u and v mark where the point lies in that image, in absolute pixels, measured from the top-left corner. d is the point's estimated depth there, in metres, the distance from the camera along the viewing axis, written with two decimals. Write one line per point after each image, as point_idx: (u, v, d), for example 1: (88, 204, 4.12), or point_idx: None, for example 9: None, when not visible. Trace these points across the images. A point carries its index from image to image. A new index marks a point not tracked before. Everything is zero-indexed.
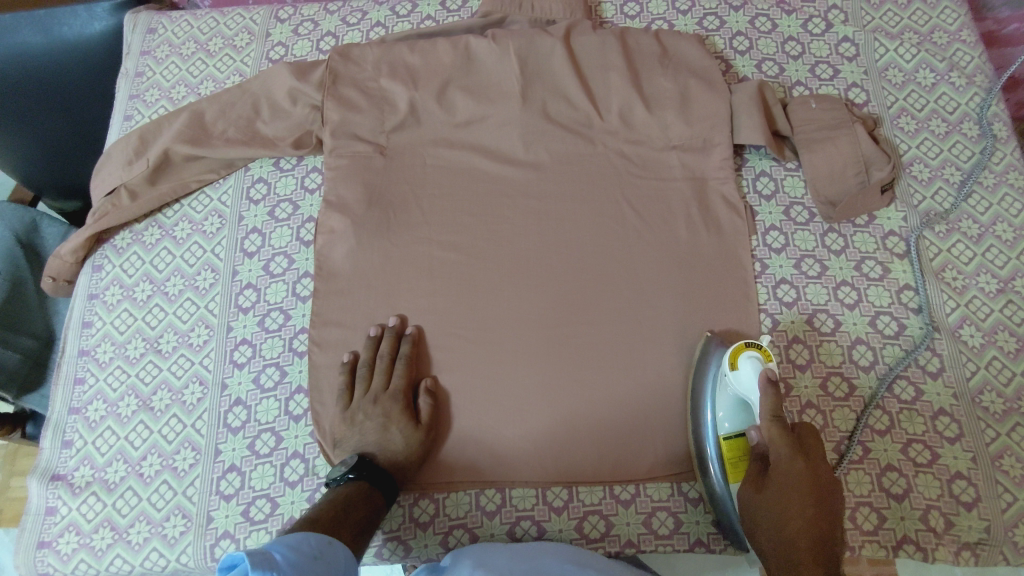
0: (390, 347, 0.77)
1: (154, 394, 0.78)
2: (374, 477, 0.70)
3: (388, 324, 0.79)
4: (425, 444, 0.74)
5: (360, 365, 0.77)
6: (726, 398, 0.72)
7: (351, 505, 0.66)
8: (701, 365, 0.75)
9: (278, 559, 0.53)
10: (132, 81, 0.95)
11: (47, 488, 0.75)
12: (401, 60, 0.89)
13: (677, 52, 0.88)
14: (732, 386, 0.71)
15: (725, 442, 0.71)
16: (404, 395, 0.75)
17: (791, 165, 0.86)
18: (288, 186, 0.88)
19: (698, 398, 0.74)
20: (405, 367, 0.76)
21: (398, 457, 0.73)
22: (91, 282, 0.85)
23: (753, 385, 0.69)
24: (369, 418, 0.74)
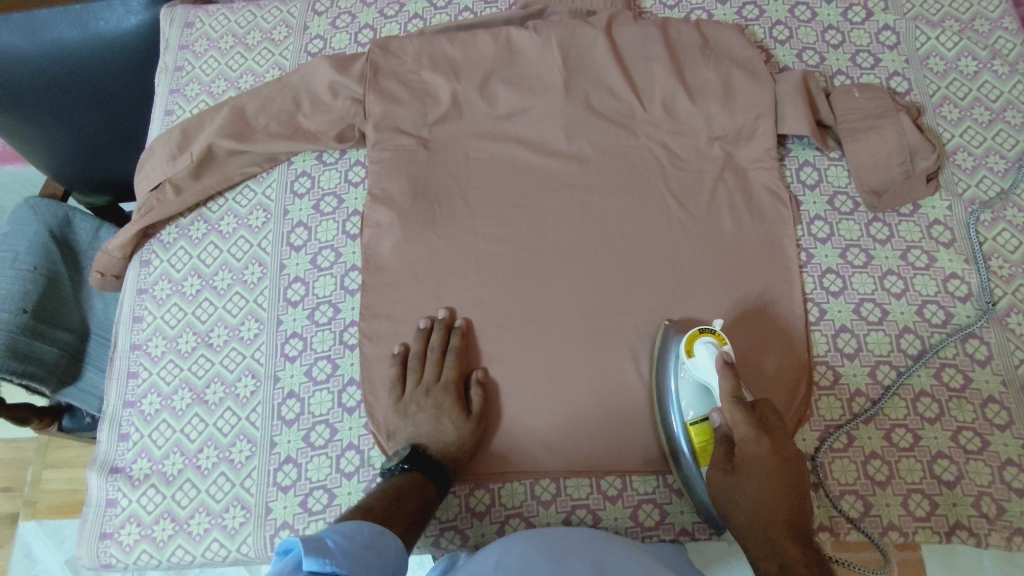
0: (441, 339, 0.78)
1: (207, 387, 0.79)
2: (426, 469, 0.71)
3: (438, 317, 0.80)
4: (477, 434, 0.75)
5: (411, 357, 0.78)
6: (687, 385, 0.73)
7: (404, 495, 0.67)
8: (664, 354, 0.76)
9: (331, 545, 0.54)
10: (171, 75, 0.95)
11: (107, 480, 0.76)
12: (442, 53, 0.89)
13: (720, 42, 0.88)
14: (691, 373, 0.73)
15: (692, 428, 0.72)
16: (455, 387, 0.76)
17: (834, 155, 0.86)
18: (332, 180, 0.88)
19: (663, 388, 0.75)
20: (456, 359, 0.77)
21: (451, 448, 0.74)
22: (140, 277, 0.86)
23: (710, 369, 0.71)
24: (421, 409, 0.75)
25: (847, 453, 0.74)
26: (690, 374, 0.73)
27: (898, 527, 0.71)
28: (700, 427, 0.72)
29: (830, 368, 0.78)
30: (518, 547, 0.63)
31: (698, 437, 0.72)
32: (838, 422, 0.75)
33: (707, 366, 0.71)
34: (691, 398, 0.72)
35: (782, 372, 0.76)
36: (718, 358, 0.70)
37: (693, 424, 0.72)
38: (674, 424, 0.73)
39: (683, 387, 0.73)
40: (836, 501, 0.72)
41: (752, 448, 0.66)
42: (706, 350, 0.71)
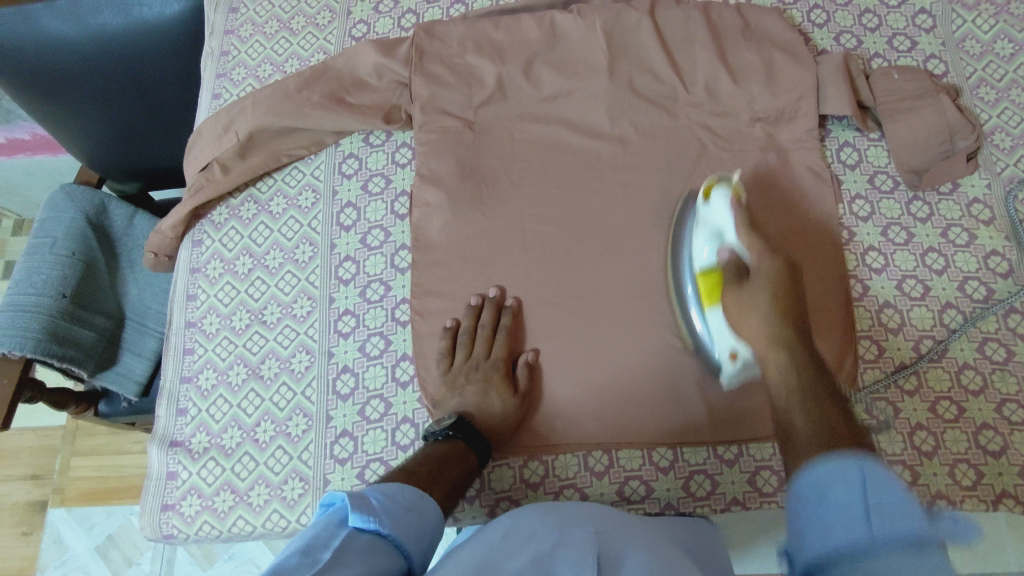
0: (492, 317, 0.79)
1: (262, 363, 0.81)
2: (469, 438, 0.72)
3: (489, 294, 0.81)
4: (521, 410, 0.77)
5: (462, 332, 0.79)
6: (702, 233, 0.76)
7: (447, 463, 0.68)
8: (683, 215, 0.81)
9: (374, 505, 0.54)
10: (217, 60, 0.96)
11: (167, 454, 0.78)
12: (487, 36, 0.90)
13: (760, 25, 0.90)
14: (706, 221, 0.76)
15: (701, 275, 0.75)
16: (504, 364, 0.78)
17: (874, 135, 0.88)
18: (379, 161, 0.90)
19: (680, 240, 0.80)
20: (506, 338, 0.79)
21: (496, 421, 0.75)
22: (192, 256, 0.87)
23: (726, 214, 0.75)
24: (470, 382, 0.77)
25: (893, 424, 0.76)
26: (707, 220, 0.76)
27: (946, 495, 0.73)
28: (708, 274, 0.74)
29: (874, 343, 0.79)
30: (530, 524, 0.60)
31: (706, 281, 0.74)
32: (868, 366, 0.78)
33: (719, 211, 0.76)
34: (704, 242, 0.76)
35: (799, 233, 0.82)
36: (733, 204, 0.75)
37: (701, 270, 0.75)
38: (684, 272, 0.78)
39: (697, 229, 0.77)
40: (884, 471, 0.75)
41: (764, 264, 0.71)
42: (722, 196, 0.76)
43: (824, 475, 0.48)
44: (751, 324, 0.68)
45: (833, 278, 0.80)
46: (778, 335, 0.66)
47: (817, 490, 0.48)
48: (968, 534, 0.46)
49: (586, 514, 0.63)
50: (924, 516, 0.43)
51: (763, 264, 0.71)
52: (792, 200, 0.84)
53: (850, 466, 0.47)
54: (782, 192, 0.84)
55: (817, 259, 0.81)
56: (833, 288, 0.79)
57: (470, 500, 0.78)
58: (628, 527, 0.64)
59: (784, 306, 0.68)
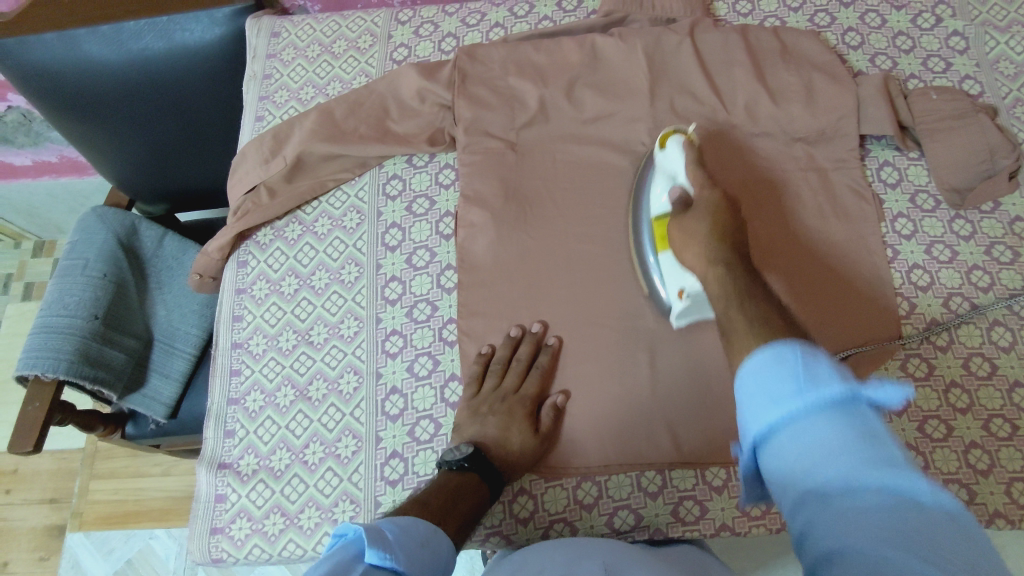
0: (529, 352, 0.79)
1: (310, 384, 0.81)
2: (484, 473, 0.71)
3: (531, 328, 0.81)
4: (540, 450, 0.76)
5: (495, 361, 0.79)
6: (660, 177, 0.78)
7: (461, 496, 0.68)
8: (645, 168, 0.84)
9: (391, 538, 0.54)
10: (261, 83, 0.98)
11: (216, 476, 0.77)
12: (528, 59, 0.92)
13: (798, 48, 0.91)
14: (663, 166, 0.79)
15: (656, 220, 0.77)
16: (531, 402, 0.77)
17: (913, 154, 0.89)
18: (423, 183, 0.90)
19: (641, 186, 0.82)
20: (539, 377, 0.78)
21: (512, 457, 0.74)
22: (237, 278, 0.88)
23: (678, 157, 0.77)
24: (493, 412, 0.76)
25: (947, 442, 0.76)
26: (664, 165, 0.79)
27: (1004, 514, 0.73)
28: (660, 218, 0.77)
29: (924, 361, 0.79)
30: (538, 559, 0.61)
31: (659, 225, 0.77)
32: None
33: (674, 154, 0.78)
34: (660, 187, 0.78)
35: (751, 187, 0.85)
36: (686, 150, 0.77)
37: (657, 217, 0.77)
38: (643, 218, 0.80)
39: (655, 175, 0.79)
40: None
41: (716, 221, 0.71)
42: (677, 143, 0.78)
43: (758, 372, 0.46)
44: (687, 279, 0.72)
45: (812, 258, 0.82)
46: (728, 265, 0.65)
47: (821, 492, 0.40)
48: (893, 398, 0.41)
49: (594, 547, 0.64)
50: (855, 377, 0.43)
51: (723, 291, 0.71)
52: (835, 217, 0.85)
53: (784, 363, 0.45)
54: (730, 149, 0.87)
55: (766, 217, 0.84)
56: (797, 245, 0.83)
57: (524, 521, 0.76)
58: (636, 557, 0.64)
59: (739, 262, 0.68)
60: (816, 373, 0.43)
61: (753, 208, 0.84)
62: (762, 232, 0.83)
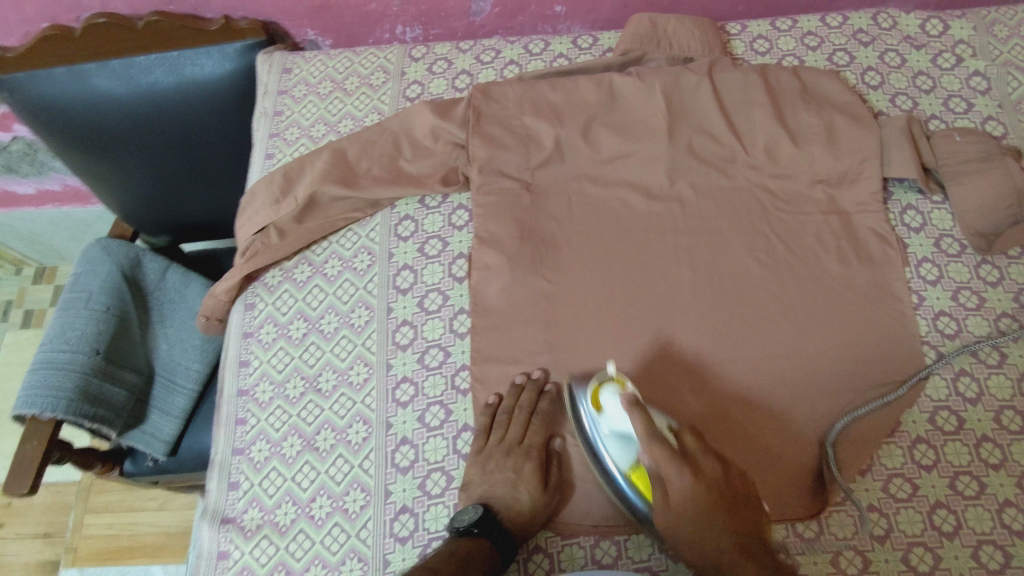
0: (532, 400, 0.76)
1: (318, 434, 0.78)
2: (496, 538, 0.68)
3: (533, 375, 0.78)
4: (552, 505, 0.73)
5: (502, 411, 0.76)
6: (612, 447, 0.69)
7: (471, 562, 0.64)
8: (581, 422, 0.73)
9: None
10: (271, 120, 0.96)
11: (219, 531, 0.74)
12: (544, 98, 0.90)
13: (819, 89, 0.90)
14: (605, 426, 0.70)
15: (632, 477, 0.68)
16: (536, 453, 0.75)
17: (937, 198, 0.87)
18: (436, 224, 0.88)
19: (592, 450, 0.72)
20: (542, 424, 0.76)
21: (524, 517, 0.71)
22: (244, 320, 0.85)
23: (620, 420, 0.68)
24: (501, 470, 0.73)
25: (980, 500, 0.72)
26: (608, 427, 0.69)
27: None
28: (637, 473, 0.68)
29: (953, 414, 0.76)
30: None
31: (639, 484, 0.68)
32: (899, 471, 0.74)
33: (620, 419, 0.68)
34: (616, 452, 0.69)
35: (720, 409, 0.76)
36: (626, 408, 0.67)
37: (630, 471, 0.68)
38: (601, 450, 0.71)
39: (606, 442, 0.70)
40: (975, 551, 0.70)
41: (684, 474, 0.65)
42: (612, 398, 0.69)
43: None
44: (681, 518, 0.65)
45: (796, 342, 0.79)
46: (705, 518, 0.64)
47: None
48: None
49: None
50: None
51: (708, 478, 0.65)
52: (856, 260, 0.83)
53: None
54: (683, 368, 0.78)
55: (720, 262, 0.83)
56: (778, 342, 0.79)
57: None
58: None
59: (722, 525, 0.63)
60: None
61: (726, 439, 0.75)
62: (702, 285, 0.82)
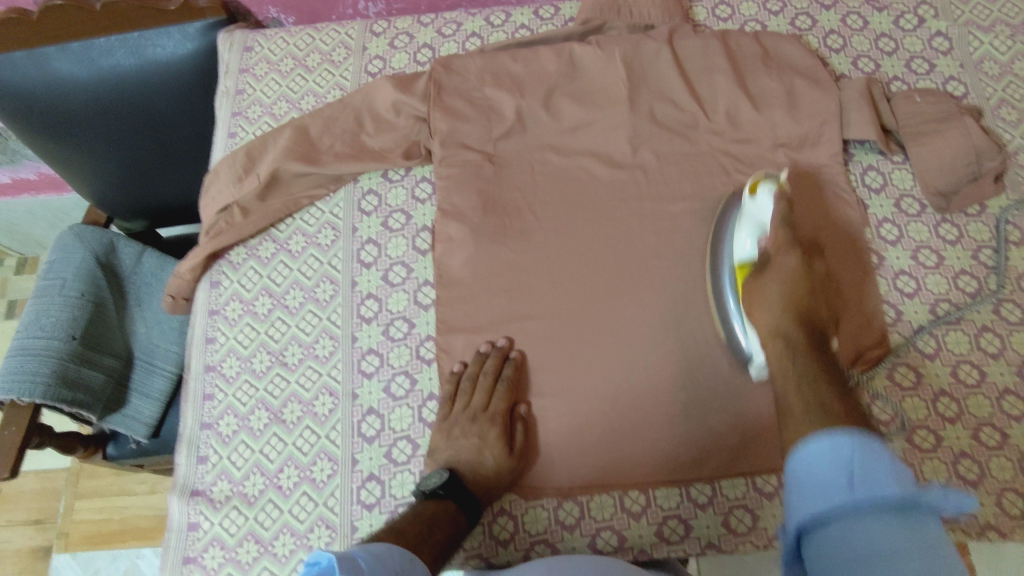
0: (496, 366, 0.77)
1: (284, 407, 0.79)
2: (461, 500, 0.70)
3: (497, 343, 0.79)
4: (517, 469, 0.74)
5: (465, 378, 0.77)
6: (744, 225, 0.76)
7: (436, 524, 0.66)
8: (724, 215, 0.79)
9: (362, 566, 0.53)
10: (233, 98, 0.96)
11: (188, 504, 0.75)
12: (504, 69, 0.90)
13: (779, 53, 0.90)
14: (748, 214, 0.76)
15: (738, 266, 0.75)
16: (502, 418, 0.74)
17: (897, 158, 0.88)
18: (399, 197, 0.89)
19: (721, 237, 0.78)
20: (507, 389, 0.76)
21: (489, 480, 0.72)
22: (210, 298, 0.86)
23: (768, 208, 0.75)
24: (465, 436, 0.74)
25: (936, 453, 0.74)
26: (750, 212, 0.76)
27: (995, 526, 0.71)
28: (745, 265, 0.74)
29: (911, 369, 0.78)
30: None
31: (739, 276, 0.74)
32: None
33: (768, 210, 0.75)
34: (746, 236, 0.75)
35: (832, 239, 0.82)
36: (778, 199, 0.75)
37: (739, 263, 0.75)
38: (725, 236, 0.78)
39: (739, 226, 0.76)
40: None
41: (784, 261, 0.72)
42: (768, 190, 0.75)
43: (820, 450, 0.54)
44: (763, 313, 0.69)
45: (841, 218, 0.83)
46: (783, 325, 0.68)
47: (816, 459, 0.54)
48: (962, 505, 0.49)
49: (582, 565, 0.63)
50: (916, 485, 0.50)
51: (788, 263, 0.72)
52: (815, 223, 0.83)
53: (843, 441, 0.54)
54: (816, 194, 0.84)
55: (681, 227, 0.83)
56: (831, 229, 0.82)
57: (504, 543, 0.75)
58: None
59: (796, 308, 0.69)
60: (871, 466, 0.52)
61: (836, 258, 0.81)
62: (668, 246, 0.83)
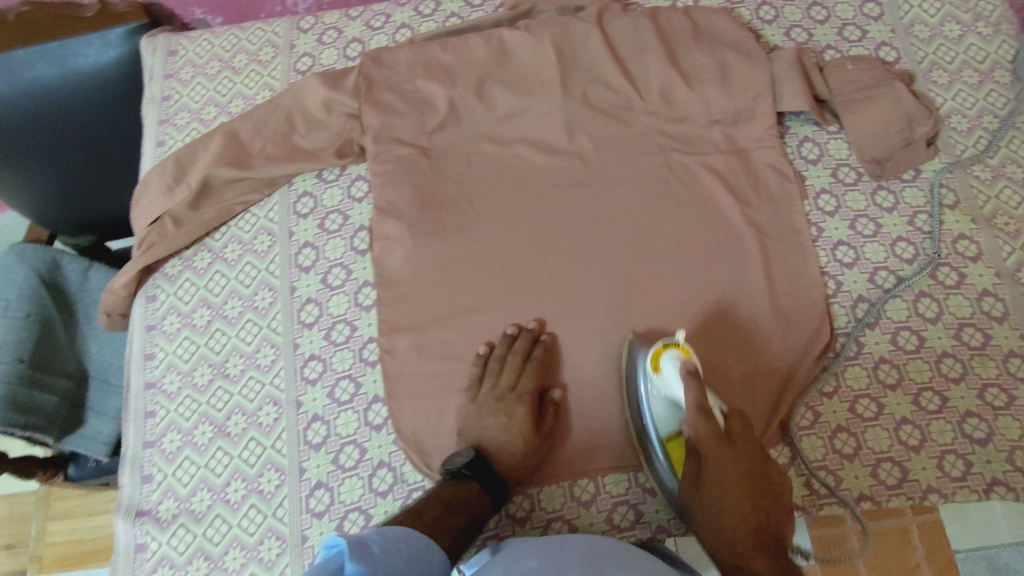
0: (525, 347, 0.76)
1: (228, 420, 0.78)
2: (485, 480, 0.70)
3: (527, 325, 0.78)
4: (542, 449, 0.74)
5: (494, 358, 0.76)
6: (658, 405, 0.73)
7: (455, 509, 0.67)
8: (631, 372, 0.74)
9: (373, 551, 0.55)
10: (159, 105, 0.94)
11: (135, 525, 0.75)
12: (435, 59, 0.88)
13: (711, 28, 0.89)
14: (658, 390, 0.72)
15: (668, 443, 0.72)
16: (529, 398, 0.75)
17: (832, 128, 0.88)
18: (335, 197, 0.87)
19: (636, 405, 0.74)
20: (536, 371, 0.75)
21: (514, 461, 0.73)
22: (147, 312, 0.84)
23: (675, 385, 0.71)
24: (492, 415, 0.74)
25: (879, 421, 0.75)
26: (658, 393, 0.72)
27: (937, 488, 0.72)
28: (673, 440, 0.73)
29: (853, 339, 0.78)
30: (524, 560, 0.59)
31: (673, 449, 0.73)
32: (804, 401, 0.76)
33: (676, 385, 0.70)
34: (660, 416, 0.72)
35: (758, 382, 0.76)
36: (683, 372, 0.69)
37: (668, 439, 0.73)
38: (641, 399, 0.73)
39: (653, 402, 0.73)
40: (873, 470, 0.74)
41: (713, 460, 0.68)
42: (671, 366, 0.71)
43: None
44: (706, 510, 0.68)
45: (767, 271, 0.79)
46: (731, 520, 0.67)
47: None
48: None
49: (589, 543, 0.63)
50: None
51: (721, 463, 0.68)
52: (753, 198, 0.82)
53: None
54: (735, 327, 0.77)
55: (619, 210, 0.82)
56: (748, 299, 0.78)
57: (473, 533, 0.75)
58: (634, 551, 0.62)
59: (743, 516, 0.66)
60: None
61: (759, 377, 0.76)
62: (608, 230, 0.82)
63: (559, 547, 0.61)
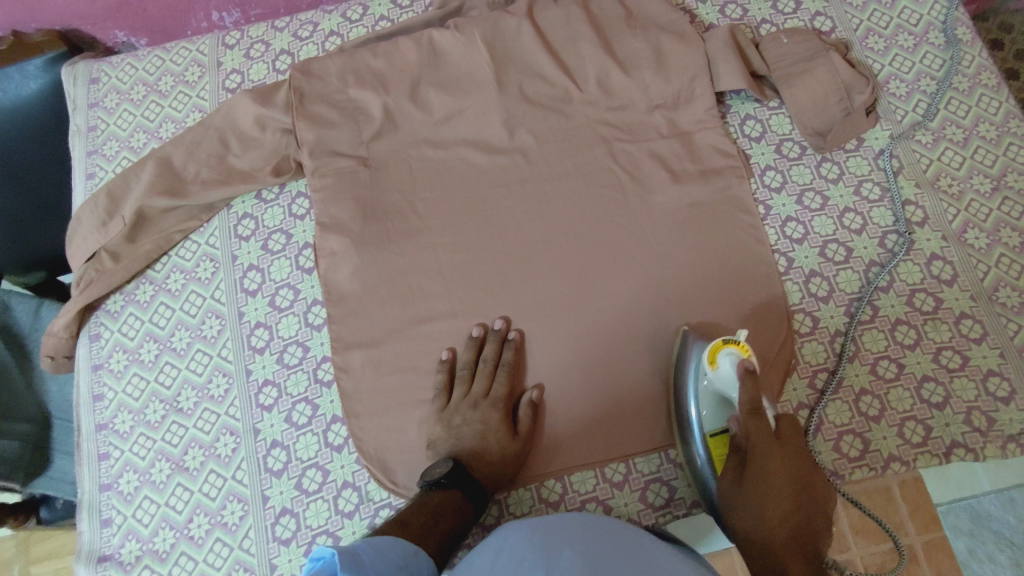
0: (495, 351, 0.75)
1: (185, 454, 0.76)
2: (465, 488, 0.67)
3: (494, 326, 0.77)
4: (521, 455, 0.72)
5: (460, 367, 0.75)
6: (708, 397, 0.70)
7: (441, 515, 0.63)
8: (682, 361, 0.72)
9: (365, 560, 0.49)
10: (86, 136, 0.91)
11: (97, 571, 0.73)
12: (366, 66, 0.86)
13: (644, 10, 0.88)
14: (711, 385, 0.70)
15: (711, 440, 0.70)
16: (504, 403, 0.74)
17: (773, 103, 0.87)
18: (276, 217, 0.85)
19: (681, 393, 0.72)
20: (508, 375, 0.74)
21: (494, 467, 0.71)
22: (92, 353, 0.82)
23: (732, 383, 0.69)
24: (467, 423, 0.72)
25: (838, 395, 0.75)
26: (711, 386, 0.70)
27: (898, 457, 0.73)
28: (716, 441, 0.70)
29: (808, 315, 0.78)
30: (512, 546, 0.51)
31: (716, 448, 0.70)
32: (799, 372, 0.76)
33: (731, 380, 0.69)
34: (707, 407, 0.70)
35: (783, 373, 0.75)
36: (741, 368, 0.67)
37: (710, 437, 0.70)
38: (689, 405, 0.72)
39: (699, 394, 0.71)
40: (836, 444, 0.74)
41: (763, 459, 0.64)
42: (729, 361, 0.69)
43: None
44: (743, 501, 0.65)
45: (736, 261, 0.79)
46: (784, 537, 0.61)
47: None
48: None
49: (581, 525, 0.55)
50: None
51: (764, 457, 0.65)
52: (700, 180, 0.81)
53: None
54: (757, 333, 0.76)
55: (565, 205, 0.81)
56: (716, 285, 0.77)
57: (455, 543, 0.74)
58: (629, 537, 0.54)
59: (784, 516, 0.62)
60: None
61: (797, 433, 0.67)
62: (555, 224, 0.80)
63: (548, 532, 0.53)
